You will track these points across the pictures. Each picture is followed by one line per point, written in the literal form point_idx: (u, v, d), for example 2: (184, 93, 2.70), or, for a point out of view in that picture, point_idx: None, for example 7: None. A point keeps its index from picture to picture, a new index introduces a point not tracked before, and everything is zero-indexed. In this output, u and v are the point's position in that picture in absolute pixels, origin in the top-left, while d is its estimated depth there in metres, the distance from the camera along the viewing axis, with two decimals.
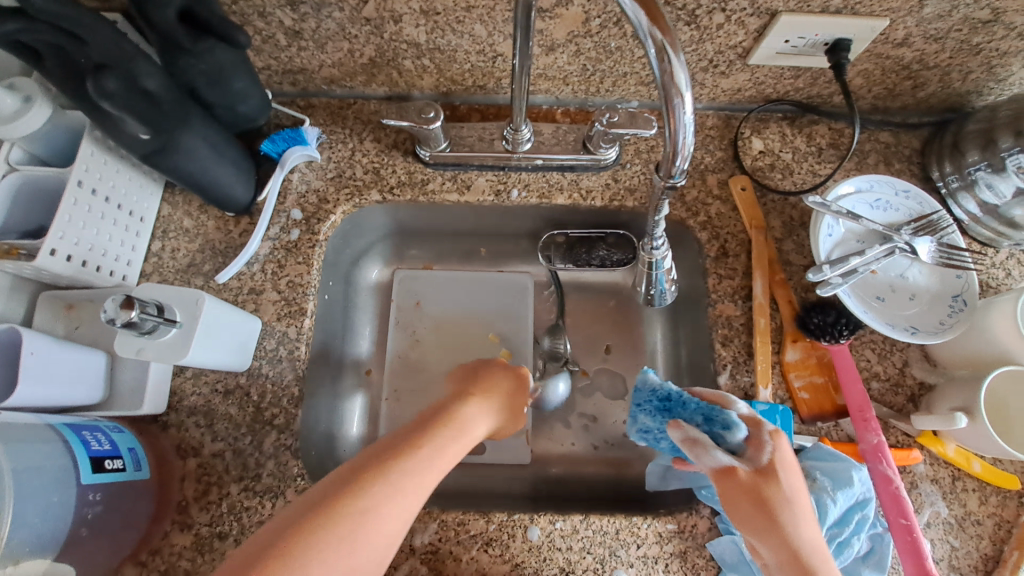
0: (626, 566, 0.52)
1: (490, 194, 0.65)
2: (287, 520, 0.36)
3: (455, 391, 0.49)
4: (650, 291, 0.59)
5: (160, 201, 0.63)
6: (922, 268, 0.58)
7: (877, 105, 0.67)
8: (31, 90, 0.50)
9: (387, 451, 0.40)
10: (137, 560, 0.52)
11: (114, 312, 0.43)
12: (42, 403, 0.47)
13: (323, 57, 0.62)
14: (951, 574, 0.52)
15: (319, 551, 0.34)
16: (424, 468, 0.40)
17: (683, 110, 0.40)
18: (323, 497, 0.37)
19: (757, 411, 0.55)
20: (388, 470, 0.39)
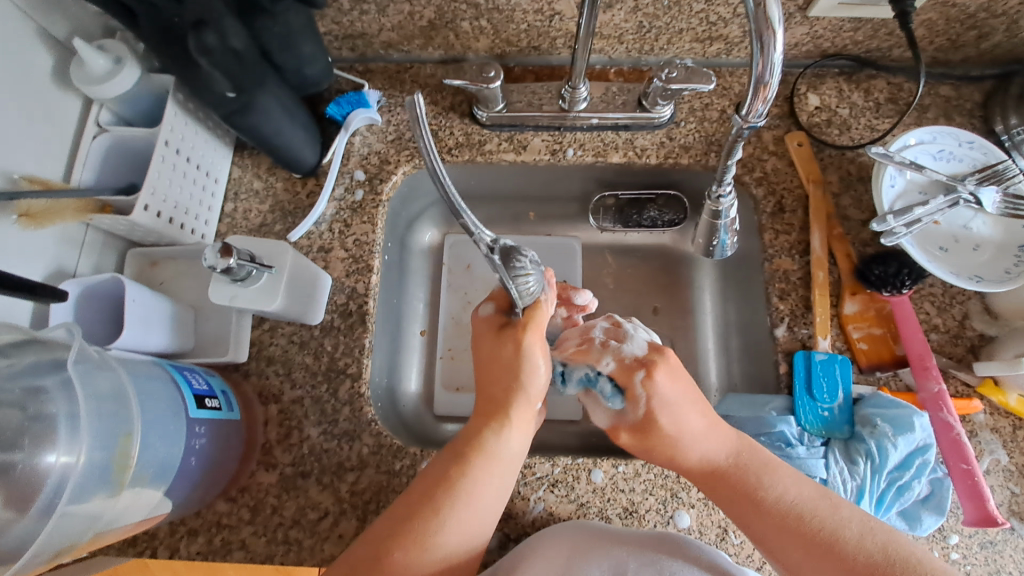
0: (687, 506, 0.55)
1: (546, 154, 0.67)
2: (388, 527, 0.44)
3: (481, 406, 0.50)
4: (711, 244, 0.62)
5: (230, 165, 0.66)
6: (986, 218, 0.58)
7: (939, 57, 0.65)
8: (120, 53, 0.54)
9: (489, 389, 0.50)
10: (229, 496, 0.56)
11: (214, 259, 0.48)
12: (142, 346, 0.52)
13: (384, 21, 0.63)
14: (1011, 519, 0.53)
15: (448, 508, 0.44)
16: (492, 451, 0.48)
17: (774, 47, 0.40)
18: (453, 450, 0.48)
19: (816, 362, 0.57)
20: (457, 471, 0.46)
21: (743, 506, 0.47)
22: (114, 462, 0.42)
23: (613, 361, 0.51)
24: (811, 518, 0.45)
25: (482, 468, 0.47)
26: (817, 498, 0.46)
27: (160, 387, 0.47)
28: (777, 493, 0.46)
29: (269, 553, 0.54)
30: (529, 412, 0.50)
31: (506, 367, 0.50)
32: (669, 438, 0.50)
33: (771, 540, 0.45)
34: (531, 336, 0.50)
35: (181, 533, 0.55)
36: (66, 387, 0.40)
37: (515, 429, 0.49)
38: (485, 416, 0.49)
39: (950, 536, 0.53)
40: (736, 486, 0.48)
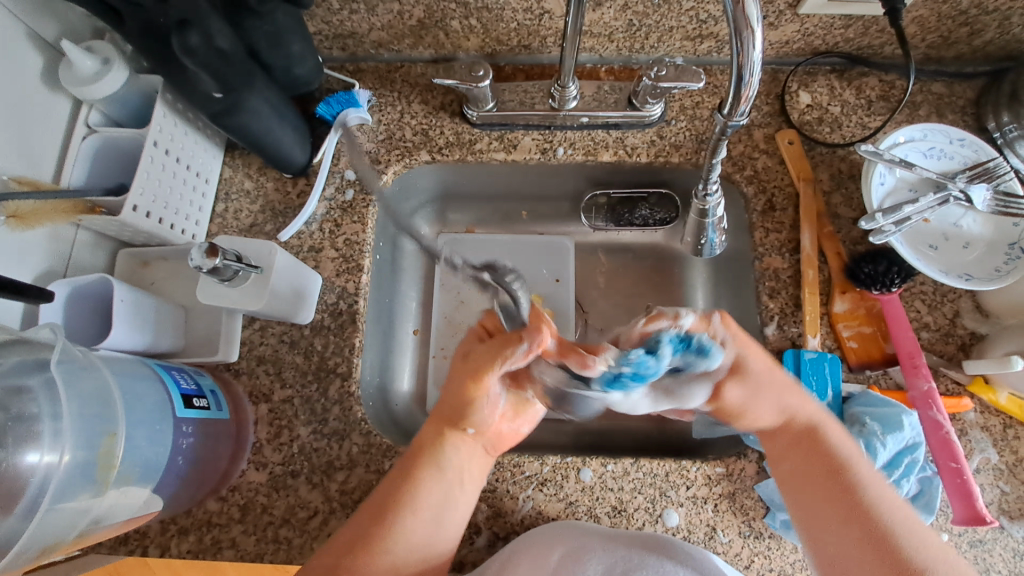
0: (676, 505, 0.55)
1: (536, 153, 0.67)
2: (345, 536, 0.48)
3: (439, 420, 0.53)
4: (700, 242, 0.62)
5: (221, 164, 0.66)
6: (977, 216, 0.58)
7: (931, 54, 0.65)
8: (109, 54, 0.54)
9: (446, 406, 0.53)
10: (219, 495, 0.56)
11: (201, 260, 0.48)
12: (131, 346, 0.52)
13: (373, 20, 0.63)
14: (1001, 517, 0.53)
15: (398, 521, 0.49)
16: (445, 464, 0.52)
17: (753, 48, 0.40)
18: (409, 461, 0.52)
19: (805, 360, 0.57)
20: (412, 483, 0.50)
21: (817, 503, 0.48)
22: (98, 462, 0.42)
23: (693, 317, 0.48)
24: (887, 524, 0.45)
25: (429, 480, 0.51)
26: (901, 512, 0.46)
27: (147, 388, 0.47)
28: (872, 496, 0.47)
29: (259, 552, 0.54)
30: (461, 437, 0.53)
31: (473, 380, 0.51)
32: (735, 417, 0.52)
33: (841, 533, 0.46)
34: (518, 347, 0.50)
35: (171, 532, 0.55)
36: (49, 387, 0.40)
37: (454, 449, 0.53)
38: (440, 430, 0.53)
39: (940, 534, 0.52)
40: (826, 484, 0.48)
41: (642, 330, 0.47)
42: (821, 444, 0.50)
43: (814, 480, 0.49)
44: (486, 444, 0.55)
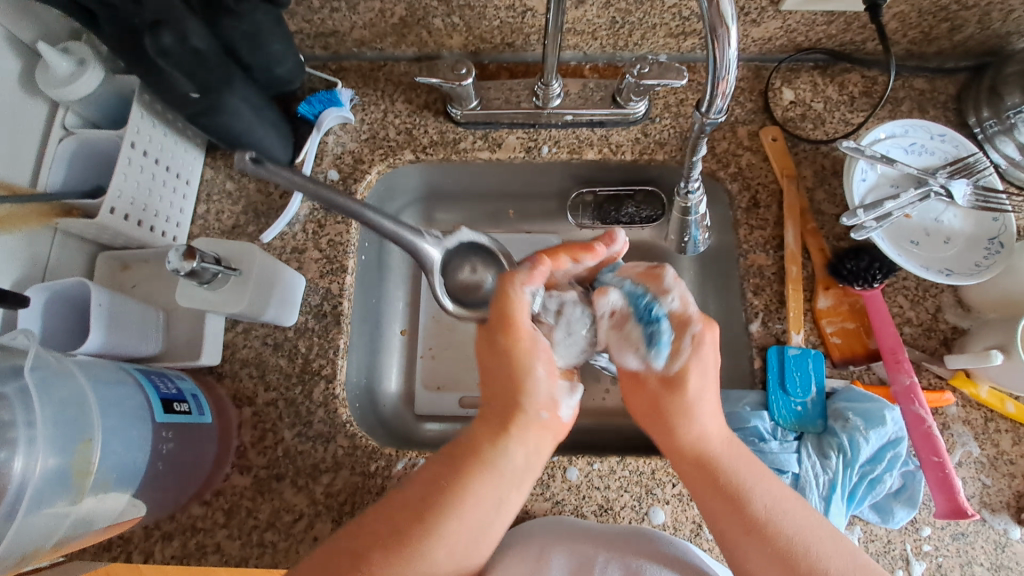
0: (662, 502, 0.55)
1: (521, 151, 0.66)
2: (370, 542, 0.44)
3: (490, 417, 0.49)
4: (684, 240, 0.63)
5: (202, 165, 0.65)
6: (957, 212, 0.59)
7: (912, 50, 0.65)
8: (83, 54, 0.53)
9: (497, 399, 0.49)
10: (204, 499, 0.55)
11: (178, 262, 0.48)
12: (111, 350, 0.51)
13: (355, 19, 0.63)
14: (982, 510, 0.54)
15: (438, 529, 0.44)
16: (499, 461, 0.47)
17: (729, 45, 0.40)
18: (453, 452, 0.48)
19: (789, 357, 0.57)
20: (461, 480, 0.46)
21: (724, 510, 0.47)
22: (74, 468, 0.42)
23: (642, 355, 0.51)
24: (789, 529, 0.45)
25: (479, 480, 0.46)
26: (799, 513, 0.46)
27: (126, 393, 0.46)
28: (761, 498, 0.47)
29: (244, 555, 0.54)
30: (530, 427, 0.48)
31: (505, 376, 0.48)
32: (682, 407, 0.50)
33: (734, 530, 0.47)
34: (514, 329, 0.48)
35: (155, 537, 0.55)
36: (24, 394, 0.40)
37: (519, 443, 0.48)
38: (487, 425, 0.48)
39: (922, 528, 0.53)
40: (720, 485, 0.48)
41: (608, 306, 0.52)
42: (676, 429, 0.50)
43: (702, 471, 0.49)
44: (558, 431, 0.50)
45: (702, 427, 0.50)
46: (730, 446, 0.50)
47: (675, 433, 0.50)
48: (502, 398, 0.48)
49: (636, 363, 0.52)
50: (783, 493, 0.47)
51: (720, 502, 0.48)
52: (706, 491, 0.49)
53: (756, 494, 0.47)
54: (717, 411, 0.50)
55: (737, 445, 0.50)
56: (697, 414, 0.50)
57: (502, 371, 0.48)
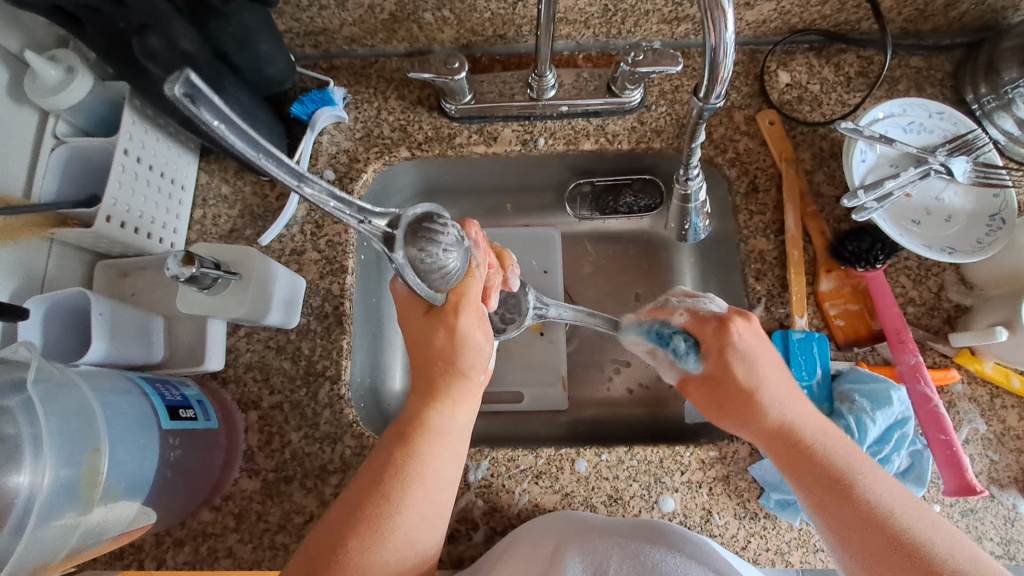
0: (672, 491, 0.55)
1: (516, 144, 0.66)
2: (338, 525, 0.44)
3: (420, 387, 0.49)
4: (684, 227, 0.63)
5: (197, 170, 0.65)
6: (958, 188, 0.58)
7: (908, 28, 0.64)
8: (72, 61, 0.53)
9: (432, 372, 0.49)
10: (213, 505, 0.55)
11: (177, 269, 0.47)
12: (114, 359, 0.51)
13: (344, 16, 0.62)
14: (991, 486, 0.54)
15: (400, 496, 0.45)
16: (441, 421, 0.48)
17: (725, 28, 0.40)
18: (396, 430, 0.48)
19: (794, 341, 0.57)
20: (412, 446, 0.47)
21: (827, 499, 0.44)
22: (82, 480, 0.41)
23: (684, 314, 0.55)
24: (898, 517, 0.42)
25: (427, 447, 0.47)
26: (897, 495, 0.44)
27: (129, 400, 0.46)
28: (866, 488, 0.44)
29: (256, 559, 0.54)
30: (473, 386, 0.50)
31: (440, 350, 0.48)
32: (745, 393, 0.50)
33: (842, 525, 0.43)
34: (463, 318, 0.48)
35: (167, 544, 0.55)
36: (29, 407, 0.39)
37: (461, 406, 0.49)
38: (425, 396, 0.48)
39: (932, 506, 0.53)
40: (824, 476, 0.45)
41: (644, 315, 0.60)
42: (755, 399, 0.50)
43: (798, 463, 0.47)
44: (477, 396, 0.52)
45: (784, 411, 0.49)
46: (828, 432, 0.48)
47: (757, 412, 0.50)
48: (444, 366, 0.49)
49: (680, 318, 0.55)
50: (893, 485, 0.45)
51: (824, 494, 0.45)
52: (802, 470, 0.47)
53: (865, 483, 0.44)
54: (792, 393, 0.50)
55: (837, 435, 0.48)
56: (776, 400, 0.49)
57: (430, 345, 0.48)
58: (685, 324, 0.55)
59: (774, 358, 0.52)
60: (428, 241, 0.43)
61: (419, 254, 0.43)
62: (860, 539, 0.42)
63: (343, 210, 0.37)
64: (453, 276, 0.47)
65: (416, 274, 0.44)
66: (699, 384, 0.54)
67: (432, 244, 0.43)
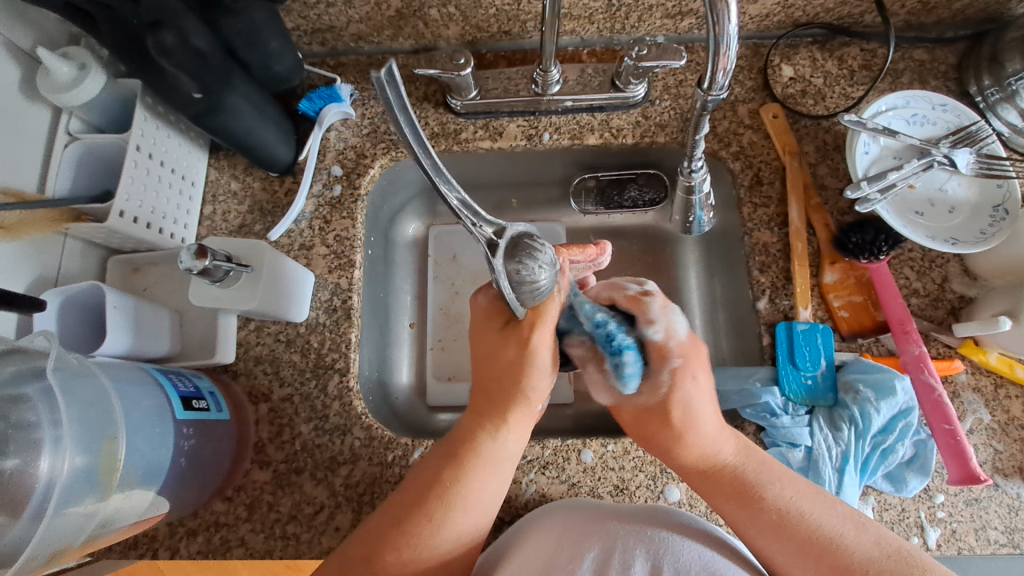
0: (677, 481, 0.56)
1: (522, 140, 0.67)
2: (377, 533, 0.45)
3: (476, 411, 0.50)
4: (688, 220, 0.64)
5: (207, 167, 0.65)
6: (961, 180, 0.59)
7: (911, 21, 0.65)
8: (85, 59, 0.53)
9: (497, 392, 0.50)
10: (225, 495, 0.56)
11: (191, 262, 0.48)
12: (128, 352, 0.52)
13: (351, 13, 0.63)
14: (995, 476, 0.54)
15: (445, 515, 0.46)
16: (495, 447, 0.49)
17: (728, 20, 0.41)
18: (449, 448, 0.49)
19: (798, 332, 0.58)
20: (462, 467, 0.47)
21: (740, 511, 0.48)
22: (100, 466, 0.42)
23: (662, 331, 0.50)
24: (810, 519, 0.45)
25: (477, 469, 0.48)
26: (817, 500, 0.47)
27: (144, 392, 0.47)
28: (777, 495, 0.47)
29: (268, 548, 0.55)
30: (524, 413, 0.50)
31: (509, 368, 0.49)
32: (674, 433, 0.50)
33: (765, 535, 0.46)
34: (537, 336, 0.48)
35: (180, 534, 0.56)
36: (48, 395, 0.40)
37: (512, 432, 0.50)
38: (481, 418, 0.50)
39: (936, 495, 0.53)
40: (732, 491, 0.48)
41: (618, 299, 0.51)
42: (684, 438, 0.50)
43: (710, 484, 0.49)
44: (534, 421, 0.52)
45: (707, 439, 0.49)
46: (741, 452, 0.50)
47: (680, 450, 0.50)
48: (505, 391, 0.49)
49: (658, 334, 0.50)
50: (804, 488, 0.47)
51: (747, 510, 0.47)
52: (714, 488, 0.49)
53: (775, 488, 0.47)
54: (716, 422, 0.50)
55: (745, 449, 0.50)
56: (699, 424, 0.50)
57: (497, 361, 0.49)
58: (651, 342, 0.50)
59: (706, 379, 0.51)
60: (526, 265, 0.42)
61: (513, 271, 0.42)
62: (785, 546, 0.45)
63: (464, 210, 0.38)
64: (540, 298, 0.45)
65: (512, 289, 0.43)
66: (635, 413, 0.52)
67: (527, 265, 0.42)
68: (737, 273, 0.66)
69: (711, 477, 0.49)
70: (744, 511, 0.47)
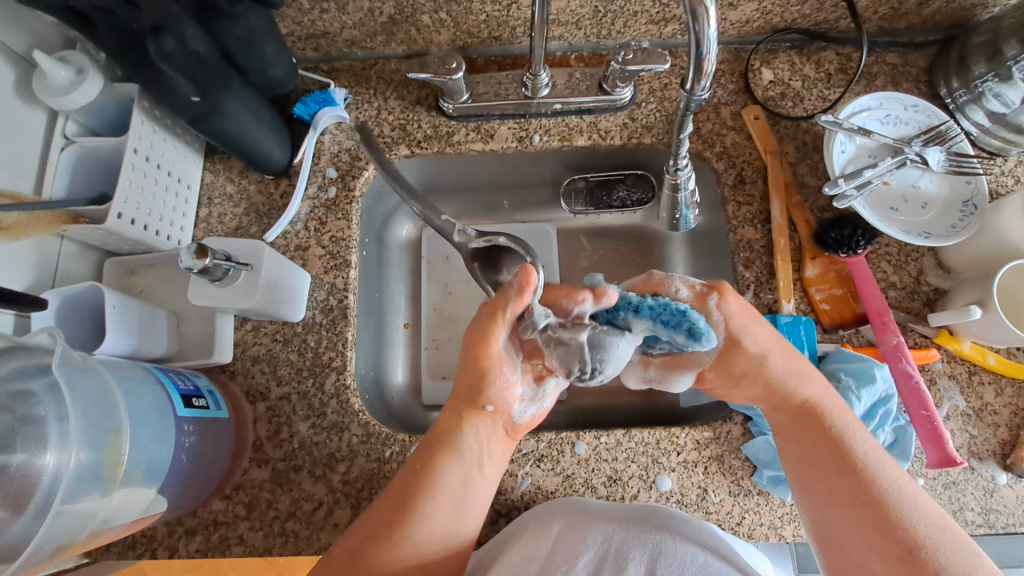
0: (669, 471, 0.57)
1: (513, 142, 0.68)
2: (386, 515, 0.49)
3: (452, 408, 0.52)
4: (675, 218, 0.66)
5: (202, 170, 0.66)
6: (933, 176, 0.62)
7: (883, 26, 0.68)
8: (82, 62, 0.54)
9: (462, 388, 0.51)
10: (224, 494, 0.57)
11: (191, 261, 0.49)
12: (127, 352, 0.53)
13: (344, 19, 0.64)
14: (971, 459, 0.56)
15: (422, 506, 0.49)
16: (462, 447, 0.51)
17: (707, 24, 0.43)
18: (433, 438, 0.52)
19: (781, 325, 0.60)
20: (437, 462, 0.50)
21: (823, 471, 0.50)
22: (105, 461, 0.43)
23: (684, 287, 0.52)
24: (886, 488, 0.48)
25: (446, 464, 0.50)
26: (892, 469, 0.50)
27: (145, 388, 0.48)
28: (861, 457, 0.50)
29: (267, 545, 0.55)
30: (482, 416, 0.51)
31: (461, 361, 0.50)
32: (752, 382, 0.53)
33: (837, 496, 0.49)
34: (478, 346, 0.47)
35: (179, 533, 0.56)
36: (53, 390, 0.41)
37: (470, 429, 0.51)
38: (453, 412, 0.52)
39: (916, 479, 0.56)
40: (817, 444, 0.51)
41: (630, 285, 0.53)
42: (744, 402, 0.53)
43: (796, 433, 0.52)
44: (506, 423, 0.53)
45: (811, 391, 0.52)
46: (837, 407, 0.52)
47: (769, 398, 0.53)
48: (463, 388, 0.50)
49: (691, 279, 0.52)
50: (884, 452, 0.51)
51: (827, 468, 0.50)
52: (797, 442, 0.52)
53: (859, 452, 0.50)
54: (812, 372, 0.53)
55: (841, 404, 0.53)
56: (799, 383, 0.52)
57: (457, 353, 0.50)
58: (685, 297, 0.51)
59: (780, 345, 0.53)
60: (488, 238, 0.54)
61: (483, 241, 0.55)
62: (855, 513, 0.48)
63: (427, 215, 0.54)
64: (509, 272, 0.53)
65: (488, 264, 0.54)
66: (716, 372, 0.54)
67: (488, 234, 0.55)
68: (723, 269, 0.68)
69: (797, 427, 0.52)
70: (822, 467, 0.50)
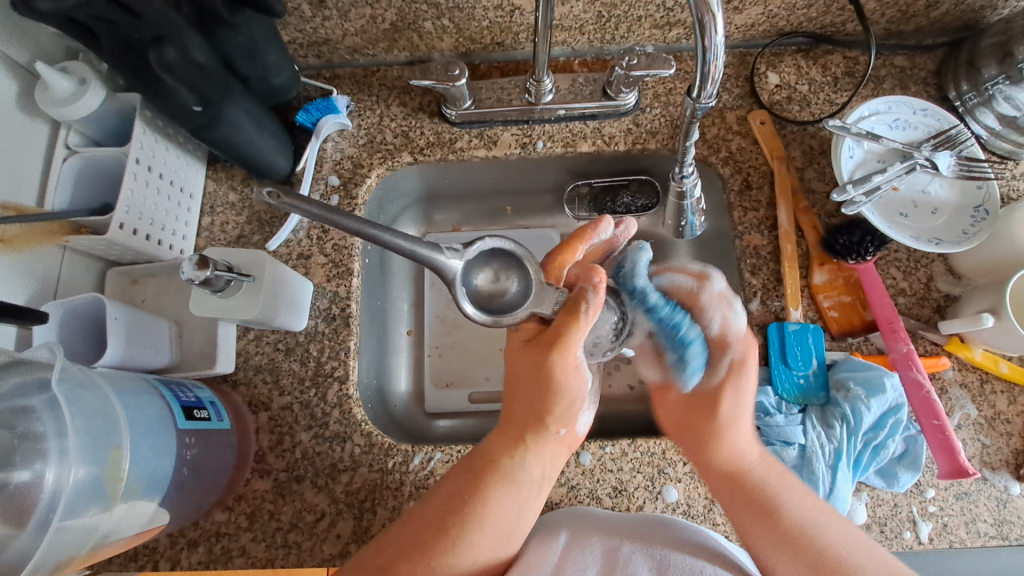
0: (675, 481, 0.56)
1: (516, 148, 0.68)
2: (416, 542, 0.48)
3: (510, 435, 0.53)
4: (680, 224, 0.65)
5: (204, 178, 0.66)
6: (942, 182, 0.61)
7: (891, 29, 0.67)
8: (84, 73, 0.54)
9: (530, 414, 0.52)
10: (226, 505, 0.57)
11: (192, 272, 0.49)
12: (128, 362, 0.53)
13: (346, 26, 0.64)
14: (984, 469, 0.55)
15: (466, 534, 0.48)
16: (519, 473, 0.51)
17: (715, 30, 0.42)
18: (471, 468, 0.52)
19: (789, 332, 0.59)
20: (483, 488, 0.50)
21: (756, 527, 0.52)
22: (105, 476, 0.43)
23: (720, 321, 0.55)
24: (815, 538, 0.50)
25: (500, 490, 0.50)
26: (821, 516, 0.51)
27: (146, 400, 0.48)
28: (786, 510, 0.51)
29: (269, 557, 0.55)
30: (551, 438, 0.53)
31: (530, 382, 0.52)
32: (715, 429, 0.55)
33: (770, 549, 0.51)
34: (559, 357, 0.49)
35: (181, 545, 0.56)
36: (53, 405, 0.41)
37: (535, 458, 0.52)
38: (506, 438, 0.53)
39: (927, 490, 0.55)
40: (750, 500, 0.53)
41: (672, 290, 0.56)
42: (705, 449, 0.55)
43: (728, 493, 0.54)
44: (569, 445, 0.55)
45: (738, 445, 0.55)
46: (764, 461, 0.54)
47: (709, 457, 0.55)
48: (528, 416, 0.52)
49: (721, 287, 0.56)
50: (814, 500, 0.52)
51: (761, 526, 0.52)
52: (735, 499, 0.53)
53: (784, 504, 0.52)
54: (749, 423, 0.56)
55: (767, 458, 0.55)
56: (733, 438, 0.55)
57: (531, 374, 0.51)
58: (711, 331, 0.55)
59: (741, 403, 0.56)
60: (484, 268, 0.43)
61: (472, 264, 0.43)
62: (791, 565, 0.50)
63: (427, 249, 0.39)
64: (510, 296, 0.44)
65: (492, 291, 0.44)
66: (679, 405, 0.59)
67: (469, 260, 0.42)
68: (729, 275, 0.67)
69: (729, 486, 0.54)
70: (754, 523, 0.52)
